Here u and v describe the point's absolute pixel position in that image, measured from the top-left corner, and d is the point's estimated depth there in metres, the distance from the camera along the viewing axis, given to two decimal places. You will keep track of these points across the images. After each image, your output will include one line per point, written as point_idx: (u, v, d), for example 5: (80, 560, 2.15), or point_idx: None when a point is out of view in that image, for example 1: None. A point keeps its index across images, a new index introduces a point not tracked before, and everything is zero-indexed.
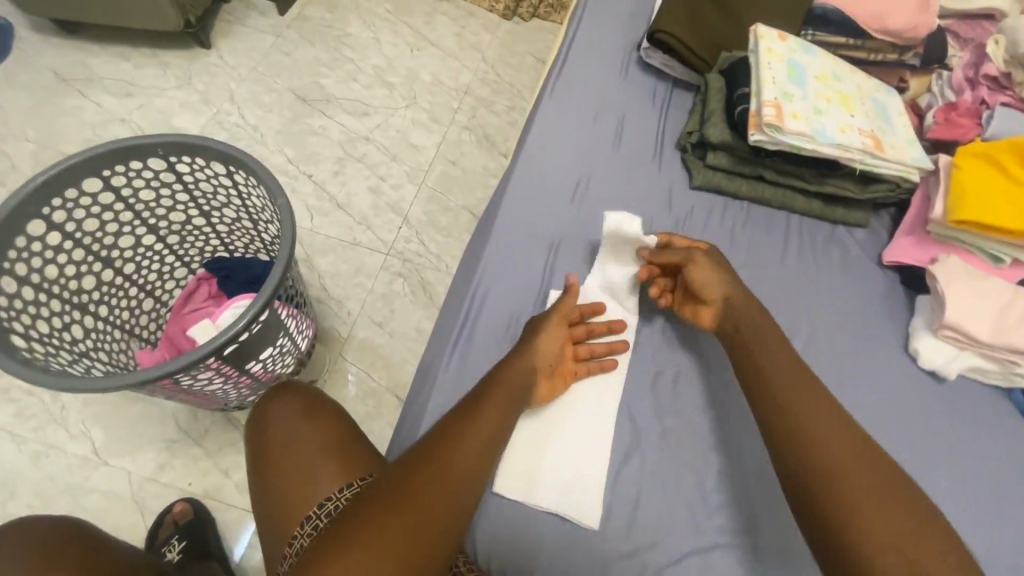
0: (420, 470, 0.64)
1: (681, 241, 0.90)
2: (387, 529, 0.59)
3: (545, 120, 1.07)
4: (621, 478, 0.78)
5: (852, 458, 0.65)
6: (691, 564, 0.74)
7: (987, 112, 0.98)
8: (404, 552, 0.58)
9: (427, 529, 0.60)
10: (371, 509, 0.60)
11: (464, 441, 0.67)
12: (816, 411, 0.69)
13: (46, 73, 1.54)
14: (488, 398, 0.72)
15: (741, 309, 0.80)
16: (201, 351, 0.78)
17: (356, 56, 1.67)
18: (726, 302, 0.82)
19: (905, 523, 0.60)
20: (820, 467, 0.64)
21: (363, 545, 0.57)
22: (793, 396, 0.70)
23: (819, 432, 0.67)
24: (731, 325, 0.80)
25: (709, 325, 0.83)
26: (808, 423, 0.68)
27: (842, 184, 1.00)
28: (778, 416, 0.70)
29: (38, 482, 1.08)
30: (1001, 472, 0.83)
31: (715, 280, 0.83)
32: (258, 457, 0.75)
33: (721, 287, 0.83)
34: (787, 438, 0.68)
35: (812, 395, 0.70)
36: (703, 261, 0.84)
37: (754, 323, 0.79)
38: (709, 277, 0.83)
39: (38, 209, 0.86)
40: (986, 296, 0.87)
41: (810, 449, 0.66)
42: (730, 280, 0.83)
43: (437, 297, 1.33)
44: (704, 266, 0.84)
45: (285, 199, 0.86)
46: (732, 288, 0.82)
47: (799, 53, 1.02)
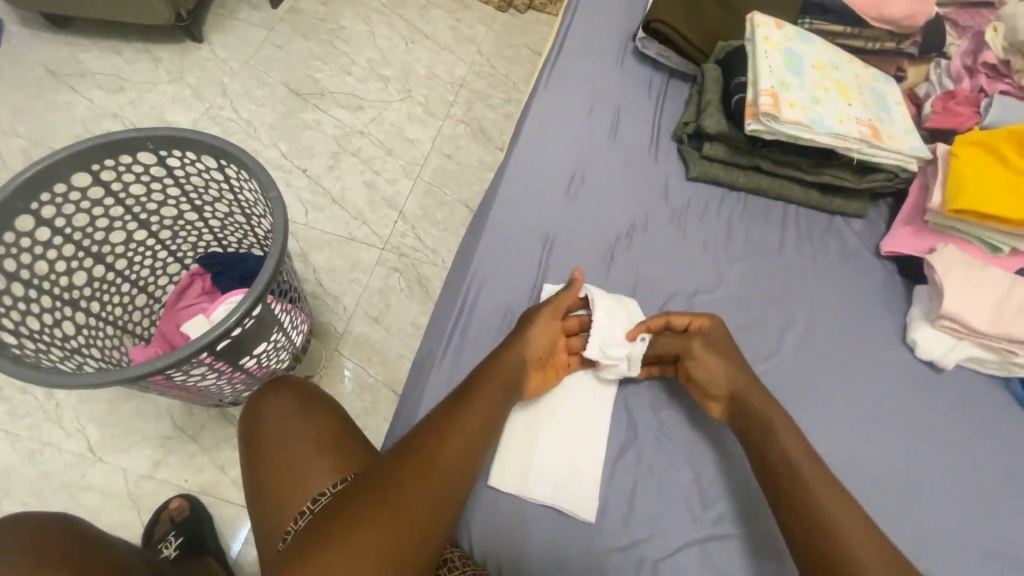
0: (412, 459, 0.64)
1: (681, 318, 0.81)
2: (378, 517, 0.59)
3: (540, 111, 1.06)
4: (618, 471, 0.78)
5: (824, 482, 0.68)
6: (688, 556, 0.73)
7: (985, 100, 0.98)
8: (396, 540, 0.58)
9: (420, 517, 0.60)
10: (363, 498, 0.60)
11: (456, 431, 0.67)
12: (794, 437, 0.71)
13: (36, 68, 1.53)
14: (481, 390, 0.71)
15: (751, 405, 0.75)
16: (192, 346, 0.77)
17: (350, 49, 1.65)
18: (733, 398, 0.76)
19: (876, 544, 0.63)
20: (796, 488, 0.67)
21: (354, 534, 0.57)
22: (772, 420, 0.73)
23: (796, 456, 0.70)
24: (736, 408, 0.76)
25: (722, 419, 0.79)
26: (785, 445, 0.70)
27: (840, 174, 0.99)
28: (756, 441, 0.73)
29: (33, 480, 1.07)
30: (999, 462, 0.83)
31: (719, 373, 0.77)
32: (252, 452, 0.75)
33: (726, 383, 0.77)
34: (763, 461, 0.72)
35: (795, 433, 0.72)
36: (703, 353, 0.79)
37: (755, 398, 0.75)
38: (711, 372, 0.77)
39: (26, 204, 0.84)
40: (983, 286, 0.86)
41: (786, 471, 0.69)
42: (736, 370, 0.77)
43: (433, 292, 1.32)
44: (705, 359, 0.78)
45: (277, 192, 0.85)
46: (737, 376, 0.76)
47: (797, 42, 1.01)
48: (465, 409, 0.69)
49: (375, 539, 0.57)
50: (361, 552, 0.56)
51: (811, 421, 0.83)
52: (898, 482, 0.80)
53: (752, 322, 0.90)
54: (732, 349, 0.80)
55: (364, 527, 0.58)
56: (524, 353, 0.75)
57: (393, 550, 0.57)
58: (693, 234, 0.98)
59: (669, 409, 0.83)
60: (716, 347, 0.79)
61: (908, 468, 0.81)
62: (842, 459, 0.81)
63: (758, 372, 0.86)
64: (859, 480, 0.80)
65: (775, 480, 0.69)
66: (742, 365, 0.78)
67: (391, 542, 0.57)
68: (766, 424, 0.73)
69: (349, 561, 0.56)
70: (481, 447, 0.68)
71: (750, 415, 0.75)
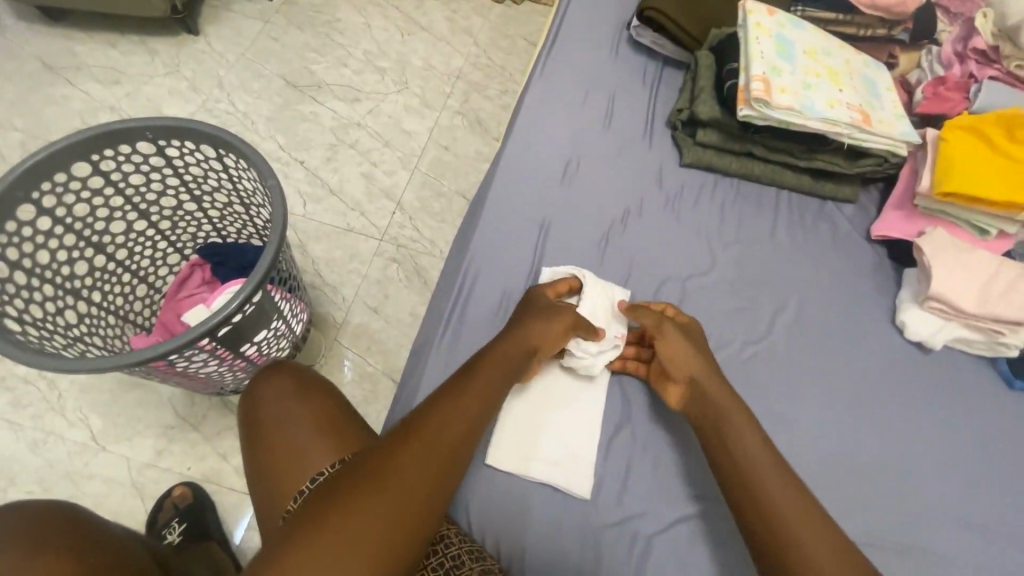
0: (415, 432, 0.65)
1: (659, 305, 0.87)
2: (380, 489, 0.59)
3: (536, 100, 1.07)
4: (613, 450, 0.80)
5: (806, 520, 0.63)
6: (682, 531, 0.75)
7: (975, 85, 0.99)
8: (399, 507, 0.59)
9: (421, 486, 0.61)
10: (365, 469, 0.61)
11: (456, 405, 0.69)
12: (775, 468, 0.68)
13: (32, 62, 1.53)
14: (478, 368, 0.73)
15: (709, 389, 0.76)
16: (193, 331, 0.78)
17: (347, 41, 1.66)
18: (693, 382, 0.77)
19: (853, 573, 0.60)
20: (775, 523, 0.63)
21: (356, 501, 0.58)
22: (749, 448, 0.70)
23: (774, 490, 0.66)
24: (698, 400, 0.76)
25: (677, 403, 0.79)
26: (762, 471, 0.67)
27: (831, 159, 1.00)
28: (732, 467, 0.69)
29: (37, 469, 1.09)
30: (986, 439, 0.85)
31: (688, 357, 0.78)
32: (251, 434, 0.76)
33: (690, 366, 0.78)
34: (741, 476, 0.68)
35: (763, 447, 0.70)
36: (673, 338, 0.80)
37: (723, 406, 0.74)
38: (678, 353, 0.79)
39: (27, 193, 0.85)
40: (971, 268, 0.88)
41: (763, 503, 0.65)
42: (700, 357, 0.79)
43: (431, 282, 1.33)
44: (673, 339, 0.80)
45: (276, 180, 0.86)
46: (696, 361, 0.78)
47: (789, 29, 1.02)
48: (464, 386, 0.71)
49: (379, 505, 0.58)
50: (357, 529, 0.56)
51: (802, 401, 0.85)
52: (888, 459, 0.82)
53: (744, 307, 0.91)
54: (699, 343, 0.82)
55: (365, 504, 0.58)
56: (523, 330, 0.78)
57: (393, 519, 0.58)
58: (686, 219, 0.99)
59: None
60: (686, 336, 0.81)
61: (897, 447, 0.83)
62: (832, 438, 0.83)
63: (750, 354, 0.88)
64: (849, 458, 0.81)
65: (751, 505, 0.66)
66: (708, 359, 0.79)
67: (387, 528, 0.57)
68: (738, 441, 0.70)
69: (354, 526, 0.56)
70: (480, 423, 0.70)
71: (703, 400, 0.75)
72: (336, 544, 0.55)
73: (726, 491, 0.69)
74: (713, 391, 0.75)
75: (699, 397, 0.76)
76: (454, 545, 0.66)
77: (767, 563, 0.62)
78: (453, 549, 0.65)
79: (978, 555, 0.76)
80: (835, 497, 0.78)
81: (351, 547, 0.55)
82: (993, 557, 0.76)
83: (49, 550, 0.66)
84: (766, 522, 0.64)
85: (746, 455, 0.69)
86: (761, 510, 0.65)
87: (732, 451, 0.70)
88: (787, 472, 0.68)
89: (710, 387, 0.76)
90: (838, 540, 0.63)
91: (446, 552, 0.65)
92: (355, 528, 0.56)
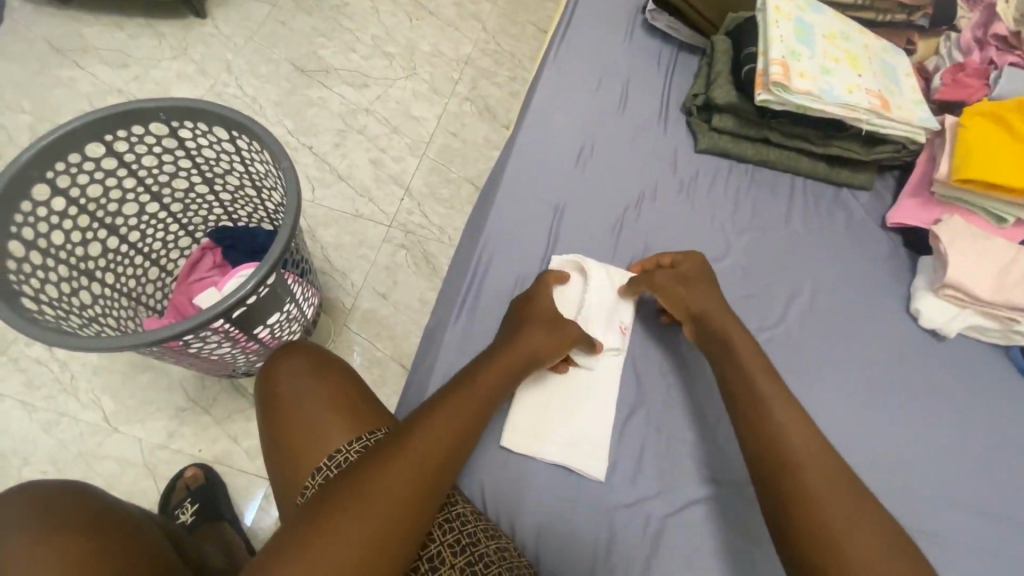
0: (431, 420, 0.65)
1: (664, 259, 0.88)
2: (393, 479, 0.59)
3: (549, 83, 1.06)
4: (626, 434, 0.80)
5: (840, 501, 0.60)
6: (696, 512, 0.76)
7: (995, 72, 0.98)
8: (412, 494, 0.59)
9: (433, 472, 0.62)
10: (381, 454, 0.61)
11: (476, 396, 0.70)
12: (817, 456, 0.64)
13: (40, 44, 1.52)
14: (496, 367, 0.74)
15: (717, 317, 0.80)
16: (208, 312, 0.79)
17: (355, 25, 1.64)
18: (701, 313, 0.81)
19: (877, 539, 0.58)
20: (810, 519, 0.59)
21: (370, 487, 0.59)
22: (790, 435, 0.66)
23: (814, 482, 0.62)
24: (710, 330, 0.79)
25: (690, 336, 0.83)
26: (802, 459, 0.64)
27: (848, 146, 0.99)
28: (757, 438, 0.67)
29: (50, 449, 1.10)
30: (996, 426, 0.85)
31: (697, 295, 0.82)
32: (268, 410, 0.75)
33: (701, 302, 0.82)
34: (773, 447, 0.66)
35: (796, 423, 0.67)
36: (666, 284, 0.84)
37: (733, 337, 0.77)
38: (676, 297, 0.83)
39: (42, 172, 0.85)
40: (989, 256, 0.87)
41: (786, 475, 0.63)
42: (704, 296, 0.82)
43: (440, 268, 1.33)
44: (673, 287, 0.84)
45: (289, 162, 0.86)
46: (701, 299, 0.82)
47: (808, 12, 1.01)
48: (483, 374, 0.73)
49: (392, 495, 0.58)
50: (366, 522, 0.56)
51: (815, 385, 0.85)
52: (899, 444, 0.82)
53: (756, 294, 0.92)
54: (697, 276, 0.85)
55: (373, 495, 0.58)
56: (539, 320, 0.80)
57: (401, 507, 0.58)
58: (700, 206, 0.99)
59: (676, 373, 0.86)
60: (682, 278, 0.85)
61: (907, 433, 0.83)
62: (845, 423, 0.83)
63: (763, 339, 0.88)
64: (860, 443, 0.82)
65: (772, 474, 0.64)
66: (710, 293, 0.83)
67: (390, 522, 0.57)
68: (768, 417, 0.68)
69: (365, 515, 0.57)
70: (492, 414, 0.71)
71: (711, 330, 0.79)
72: (345, 529, 0.56)
73: (749, 459, 0.68)
74: (724, 332, 0.78)
75: (733, 379, 0.73)
76: (471, 523, 0.66)
77: (784, 530, 0.61)
78: (470, 526, 0.65)
79: (989, 541, 0.77)
80: None
81: (364, 539, 0.55)
82: (1004, 542, 0.77)
83: (55, 538, 0.65)
84: (801, 517, 0.60)
85: (782, 433, 0.66)
86: (797, 501, 0.61)
87: (769, 438, 0.66)
88: (832, 464, 0.64)
89: (747, 366, 0.73)
90: (878, 521, 0.60)
91: (463, 528, 0.65)
92: (364, 517, 0.56)
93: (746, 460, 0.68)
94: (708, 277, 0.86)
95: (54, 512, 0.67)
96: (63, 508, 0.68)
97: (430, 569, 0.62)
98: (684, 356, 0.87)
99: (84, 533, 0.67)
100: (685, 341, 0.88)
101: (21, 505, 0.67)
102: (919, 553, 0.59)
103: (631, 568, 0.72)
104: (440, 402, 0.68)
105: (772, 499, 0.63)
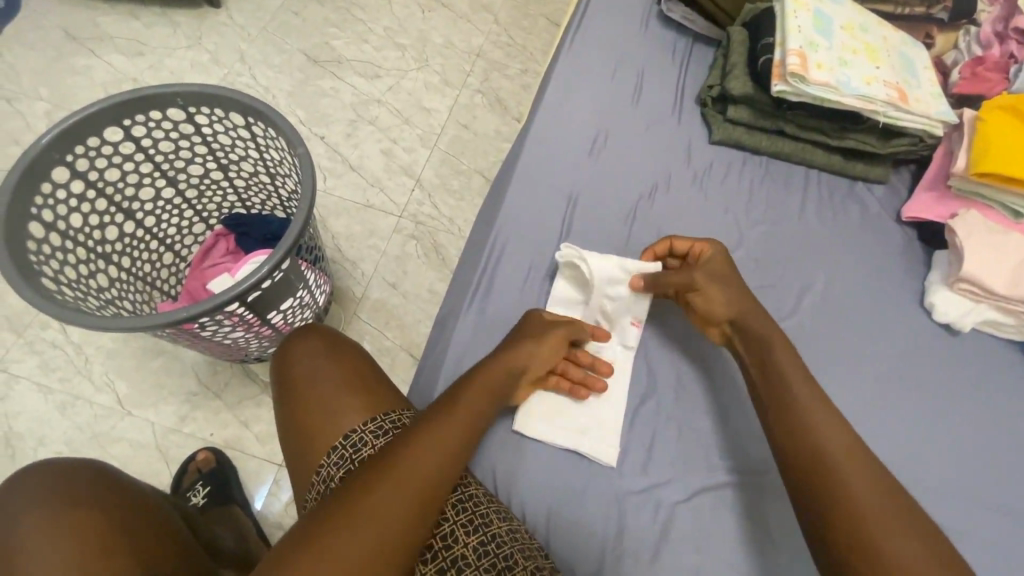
0: (440, 415, 0.67)
1: (682, 244, 0.87)
2: (410, 472, 0.60)
3: (564, 73, 1.06)
4: (637, 423, 0.81)
5: (872, 491, 0.61)
6: (706, 501, 0.76)
7: (1015, 66, 0.97)
8: (426, 487, 0.60)
9: (442, 472, 0.62)
10: (392, 450, 0.62)
11: (480, 388, 0.71)
12: (847, 449, 0.64)
13: (56, 32, 1.53)
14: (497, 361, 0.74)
15: (757, 323, 0.77)
16: (223, 296, 0.79)
17: (367, 17, 1.64)
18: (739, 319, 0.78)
19: (905, 526, 0.59)
20: (838, 504, 0.60)
21: (385, 479, 0.59)
22: (820, 428, 0.66)
23: (846, 470, 0.62)
24: (747, 334, 0.77)
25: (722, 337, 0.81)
26: (835, 450, 0.64)
27: (864, 139, 0.99)
28: (788, 428, 0.68)
29: (65, 431, 1.11)
30: (1007, 422, 0.85)
31: (735, 299, 0.79)
32: (284, 392, 0.76)
33: (740, 307, 0.78)
34: (805, 436, 0.66)
35: (827, 416, 0.67)
36: (707, 282, 0.81)
37: (771, 339, 0.75)
38: (717, 301, 0.80)
39: (62, 155, 0.86)
40: (1007, 250, 0.86)
41: (819, 465, 0.63)
42: (741, 298, 0.80)
43: (449, 259, 1.33)
44: (711, 290, 0.80)
45: (305, 148, 0.86)
46: (740, 303, 0.79)
47: (827, 4, 1.01)
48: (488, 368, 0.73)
49: (404, 490, 0.59)
50: (385, 512, 0.57)
51: (824, 377, 0.85)
52: (909, 437, 0.82)
53: (768, 286, 0.92)
54: (731, 278, 0.82)
55: (390, 487, 0.59)
56: (543, 314, 0.82)
57: (415, 499, 0.59)
58: (714, 197, 0.99)
59: (688, 363, 0.86)
60: (720, 278, 0.81)
61: (917, 426, 0.83)
62: (856, 416, 0.83)
63: None
64: (870, 436, 0.82)
65: (800, 461, 0.65)
66: (744, 291, 0.81)
67: (405, 512, 0.58)
68: (800, 410, 0.68)
69: (382, 508, 0.57)
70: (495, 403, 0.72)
71: (749, 334, 0.77)
72: (363, 522, 0.56)
73: (779, 449, 0.68)
74: (765, 333, 0.76)
75: (764, 373, 0.73)
76: (484, 504, 0.66)
77: (816, 519, 0.61)
78: (482, 507, 0.66)
79: (1000, 535, 0.76)
80: None
81: (382, 534, 0.56)
82: (1014, 539, 0.76)
83: (66, 517, 0.66)
84: (833, 505, 0.61)
85: (812, 424, 0.67)
86: (829, 491, 0.61)
87: (799, 431, 0.67)
88: (857, 453, 0.64)
89: (779, 362, 0.73)
90: (905, 508, 0.61)
91: (477, 509, 0.65)
92: (381, 508, 0.57)
93: (774, 449, 0.69)
94: (732, 272, 0.83)
95: (62, 499, 0.67)
96: (75, 486, 0.68)
97: (445, 548, 0.62)
98: (695, 347, 0.87)
99: (94, 512, 0.67)
100: (697, 332, 0.88)
101: (28, 500, 0.67)
102: (946, 539, 0.60)
103: (641, 555, 0.72)
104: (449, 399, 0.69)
105: (803, 489, 0.64)
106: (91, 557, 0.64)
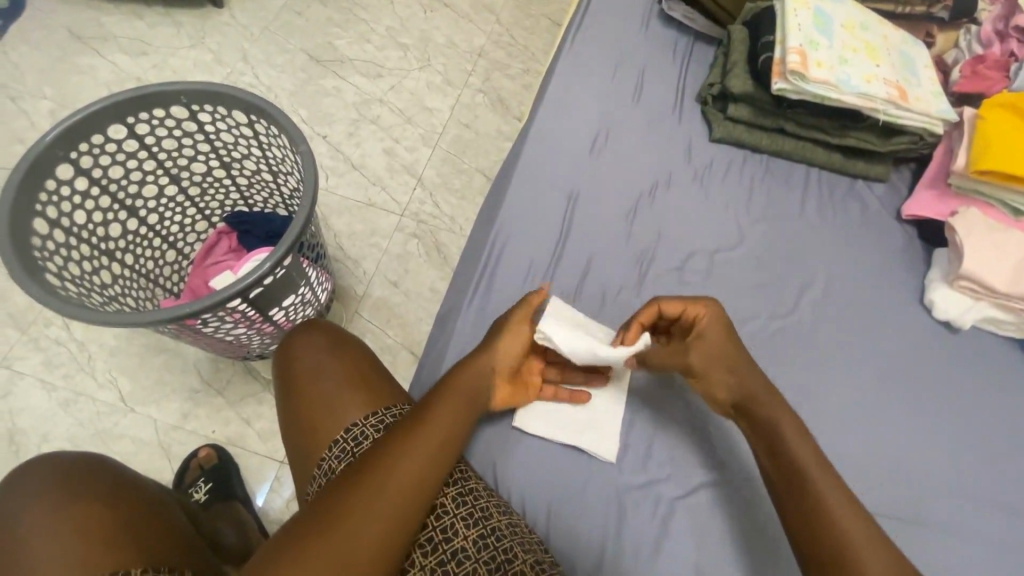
0: (431, 408, 0.67)
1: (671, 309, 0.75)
2: (404, 469, 0.61)
3: (565, 72, 1.07)
4: (637, 420, 0.81)
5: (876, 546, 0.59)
6: (705, 496, 0.76)
7: (1015, 64, 0.97)
8: (420, 485, 0.61)
9: (433, 468, 0.63)
10: (385, 449, 0.63)
11: (469, 380, 0.71)
12: (849, 504, 0.61)
13: (60, 31, 1.54)
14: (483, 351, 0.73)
15: (766, 407, 0.69)
16: (226, 291, 0.80)
17: (369, 17, 1.65)
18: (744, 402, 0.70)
19: None
20: (835, 569, 0.58)
21: (380, 478, 0.60)
22: (822, 484, 0.63)
23: (850, 528, 0.59)
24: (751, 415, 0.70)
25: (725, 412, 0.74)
26: (839, 508, 0.61)
27: (864, 137, 0.99)
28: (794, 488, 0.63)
29: (68, 428, 1.12)
30: (1007, 420, 0.85)
31: (739, 382, 0.71)
32: (284, 384, 0.77)
33: (746, 391, 0.70)
34: (810, 497, 0.62)
35: (828, 472, 0.64)
36: (706, 367, 0.72)
37: (774, 407, 0.68)
38: (720, 388, 0.72)
39: (66, 152, 0.86)
40: (1007, 248, 0.86)
41: (824, 524, 0.60)
42: (746, 378, 0.70)
43: (451, 258, 1.34)
44: (713, 374, 0.72)
45: (308, 146, 0.87)
46: (745, 387, 0.70)
47: (827, 3, 1.01)
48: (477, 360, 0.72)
49: (398, 489, 0.60)
50: (379, 513, 0.59)
51: (824, 374, 0.85)
52: (909, 435, 0.82)
53: (767, 284, 0.92)
54: (731, 345, 0.72)
55: (383, 490, 0.60)
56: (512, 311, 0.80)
57: (408, 496, 0.60)
58: (714, 195, 0.99)
59: None
60: (724, 360, 0.71)
61: (917, 423, 0.83)
62: (856, 412, 0.83)
63: (775, 328, 0.88)
64: (870, 434, 0.82)
65: (806, 518, 0.61)
66: (750, 366, 0.71)
67: (397, 511, 0.59)
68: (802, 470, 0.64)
69: (377, 508, 0.59)
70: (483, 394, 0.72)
71: (755, 411, 0.69)
72: (358, 524, 0.58)
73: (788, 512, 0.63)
74: (766, 404, 0.69)
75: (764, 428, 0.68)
76: (483, 498, 0.67)
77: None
78: (482, 501, 0.66)
79: (999, 532, 0.77)
80: (856, 469, 0.79)
81: (377, 534, 0.58)
82: (1014, 535, 0.76)
83: (69, 507, 0.66)
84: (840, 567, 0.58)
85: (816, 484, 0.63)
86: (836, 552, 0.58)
87: (803, 490, 0.63)
88: (863, 517, 0.61)
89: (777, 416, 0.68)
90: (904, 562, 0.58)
91: (476, 503, 0.66)
92: (374, 509, 0.59)
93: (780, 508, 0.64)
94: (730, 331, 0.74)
95: (61, 495, 0.67)
96: (77, 478, 0.69)
97: (444, 541, 0.63)
98: None
99: (96, 502, 0.68)
100: None
101: (31, 491, 0.68)
102: None
103: (639, 549, 0.73)
104: (439, 391, 0.69)
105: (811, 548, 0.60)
106: (92, 545, 0.64)
